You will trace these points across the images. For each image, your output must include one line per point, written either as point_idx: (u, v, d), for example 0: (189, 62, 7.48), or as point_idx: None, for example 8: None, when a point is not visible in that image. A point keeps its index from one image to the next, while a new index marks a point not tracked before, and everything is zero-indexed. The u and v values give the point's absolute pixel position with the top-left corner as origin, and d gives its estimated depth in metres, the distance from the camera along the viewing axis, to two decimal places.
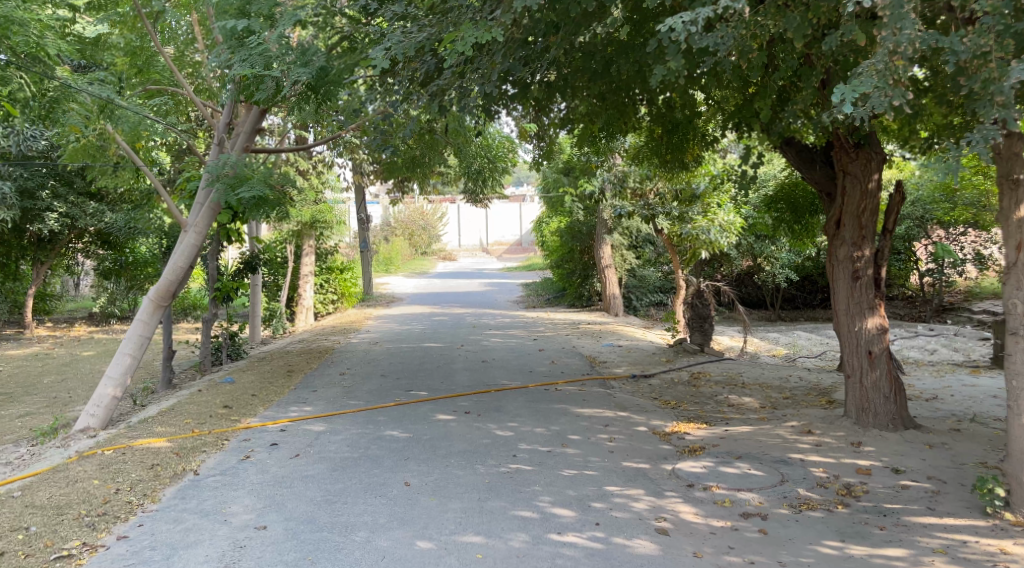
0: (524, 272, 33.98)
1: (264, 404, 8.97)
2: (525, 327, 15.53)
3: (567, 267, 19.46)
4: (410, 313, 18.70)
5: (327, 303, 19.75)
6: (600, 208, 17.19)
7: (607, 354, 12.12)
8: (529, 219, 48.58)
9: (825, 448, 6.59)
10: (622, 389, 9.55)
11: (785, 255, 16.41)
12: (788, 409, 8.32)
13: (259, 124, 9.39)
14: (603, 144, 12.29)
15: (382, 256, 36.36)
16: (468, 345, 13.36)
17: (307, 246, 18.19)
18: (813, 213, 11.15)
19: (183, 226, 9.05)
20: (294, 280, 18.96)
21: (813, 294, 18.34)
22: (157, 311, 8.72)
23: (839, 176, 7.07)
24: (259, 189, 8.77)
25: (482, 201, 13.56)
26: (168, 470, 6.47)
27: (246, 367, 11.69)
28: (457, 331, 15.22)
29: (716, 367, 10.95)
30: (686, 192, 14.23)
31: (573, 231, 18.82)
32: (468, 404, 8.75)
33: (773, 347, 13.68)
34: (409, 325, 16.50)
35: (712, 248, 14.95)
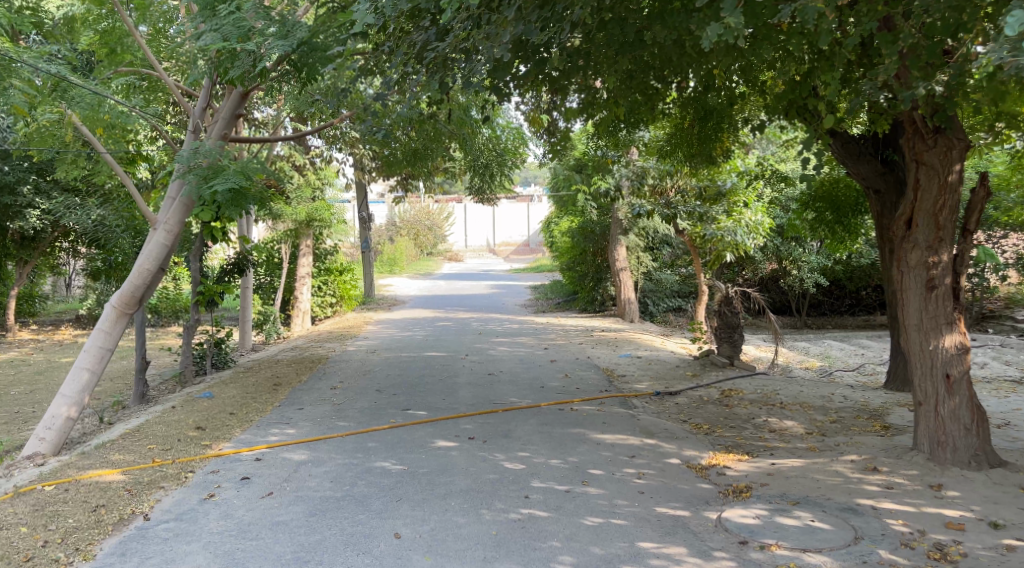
0: (533, 273, 32.97)
1: (241, 426, 7.94)
2: (535, 335, 14.46)
3: (579, 270, 18.36)
4: (413, 318, 17.64)
5: (325, 306, 18.71)
6: (614, 207, 16.14)
7: (625, 367, 11.04)
8: (537, 219, 47.58)
9: (899, 492, 5.51)
10: (646, 410, 8.49)
11: (814, 258, 15.34)
12: (840, 439, 7.24)
13: (240, 109, 8.37)
14: (624, 136, 11.23)
15: (386, 256, 35.38)
16: (473, 354, 12.31)
17: (304, 246, 17.17)
18: (858, 212, 10.09)
19: (152, 224, 8.01)
20: (290, 281, 17.92)
21: (841, 300, 17.29)
22: (120, 320, 7.71)
23: (911, 166, 5.97)
24: (236, 182, 7.66)
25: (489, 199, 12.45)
26: (113, 513, 5.43)
27: (230, 379, 10.64)
28: (462, 339, 14.16)
29: (748, 383, 9.87)
30: (711, 190, 13.16)
31: (585, 231, 17.74)
32: (473, 428, 7.70)
33: (805, 359, 12.61)
34: (412, 331, 15.44)
35: (738, 250, 13.91)
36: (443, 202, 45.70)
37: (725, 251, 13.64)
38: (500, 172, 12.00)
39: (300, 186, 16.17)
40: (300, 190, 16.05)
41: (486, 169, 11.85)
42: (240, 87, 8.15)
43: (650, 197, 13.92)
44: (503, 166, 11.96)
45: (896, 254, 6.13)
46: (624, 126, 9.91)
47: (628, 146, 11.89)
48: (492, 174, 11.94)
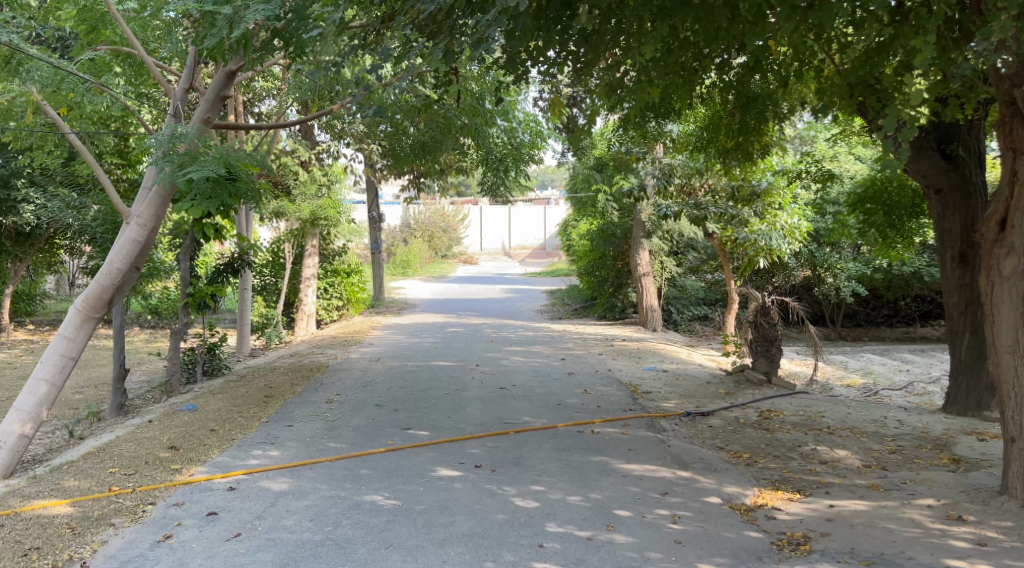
0: (549, 277, 32.09)
1: (220, 446, 7.04)
2: (551, 343, 13.50)
3: (598, 274, 17.39)
4: (423, 323, 16.74)
5: (332, 309, 17.79)
6: (637, 208, 15.24)
7: (650, 382, 10.08)
8: (553, 222, 46.68)
9: (996, 552, 4.53)
10: (676, 435, 7.54)
11: (852, 265, 14.34)
12: (905, 476, 6.26)
13: (227, 90, 7.49)
14: (653, 127, 10.28)
15: (400, 259, 34.59)
16: (484, 364, 11.38)
17: (310, 246, 16.37)
18: (914, 216, 9.11)
19: (124, 217, 7.15)
20: (295, 283, 17.07)
21: (877, 309, 16.33)
22: (85, 325, 6.86)
23: (1007, 155, 5.02)
24: (214, 169, 6.74)
25: (504, 198, 11.41)
26: (44, 560, 4.54)
27: (218, 389, 9.77)
28: (473, 347, 13.24)
29: (788, 403, 8.90)
30: (744, 190, 12.17)
31: (605, 233, 16.81)
32: (480, 453, 6.77)
33: (845, 375, 11.60)
34: (420, 338, 14.53)
35: (771, 255, 12.92)
36: (458, 204, 44.87)
37: (757, 256, 12.66)
38: (517, 166, 10.95)
39: (305, 183, 15.31)
40: (304, 187, 15.19)
41: (500, 163, 10.88)
42: (226, 65, 7.32)
43: (677, 197, 12.95)
44: (520, 160, 10.95)
45: (986, 260, 5.18)
46: (656, 114, 8.95)
47: (655, 141, 10.95)
48: (508, 168, 10.94)
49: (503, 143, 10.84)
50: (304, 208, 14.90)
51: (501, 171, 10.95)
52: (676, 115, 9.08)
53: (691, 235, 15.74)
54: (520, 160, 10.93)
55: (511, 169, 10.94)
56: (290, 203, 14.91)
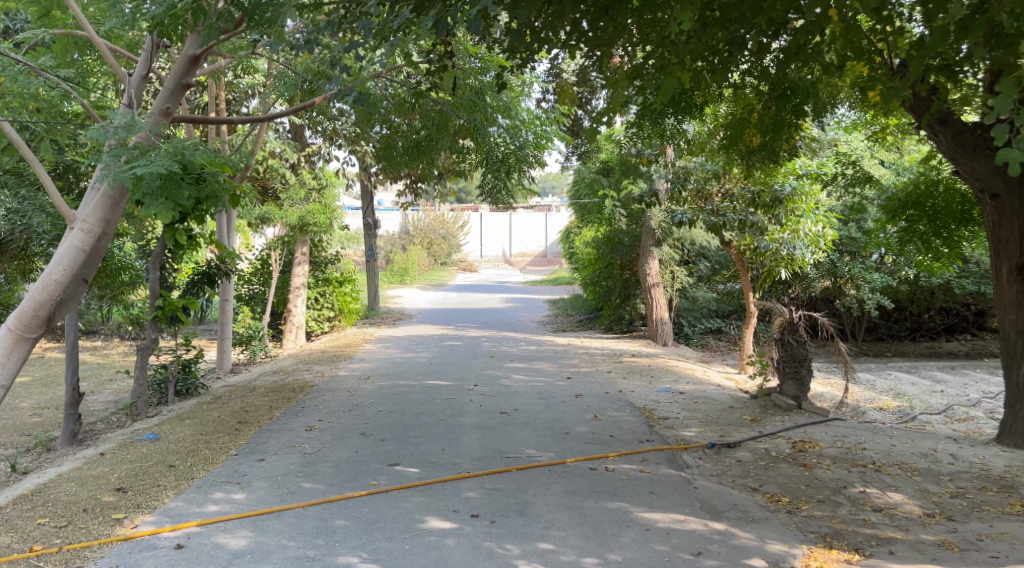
0: (551, 286, 31.16)
1: (177, 486, 6.10)
2: (555, 360, 12.53)
3: (605, 285, 16.44)
4: (419, 335, 15.77)
5: (323, 320, 16.80)
6: (648, 214, 14.48)
7: (666, 407, 9.12)
8: (555, 229, 45.81)
9: None
10: (702, 473, 6.58)
11: (876, 276, 13.44)
12: (980, 530, 5.30)
13: (190, 78, 6.60)
14: (670, 124, 9.37)
15: (397, 267, 33.54)
16: (483, 384, 10.42)
17: (300, 254, 15.50)
18: (966, 225, 8.17)
19: (67, 220, 6.24)
20: (283, 293, 16.11)
21: (900, 322, 15.40)
22: (18, 346, 6.01)
23: None
24: (167, 165, 5.83)
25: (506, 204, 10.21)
26: None
27: (187, 413, 8.79)
28: (471, 363, 12.29)
29: (824, 432, 7.94)
30: (766, 194, 11.17)
31: (611, 241, 15.88)
32: (477, 498, 5.83)
33: (877, 397, 10.65)
34: (414, 352, 13.57)
35: (793, 266, 11.98)
36: (458, 210, 43.91)
37: (779, 266, 11.73)
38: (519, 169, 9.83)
39: (293, 186, 14.36)
40: (292, 191, 14.30)
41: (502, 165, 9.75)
42: (187, 46, 6.44)
43: (692, 203, 12.00)
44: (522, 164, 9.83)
45: None
46: (677, 108, 8.04)
47: (670, 141, 10.02)
48: (510, 169, 9.82)
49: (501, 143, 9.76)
50: (291, 213, 13.95)
51: (502, 175, 9.82)
52: (696, 109, 8.18)
53: (705, 243, 14.86)
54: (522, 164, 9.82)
55: (514, 170, 9.82)
56: (277, 209, 13.98)
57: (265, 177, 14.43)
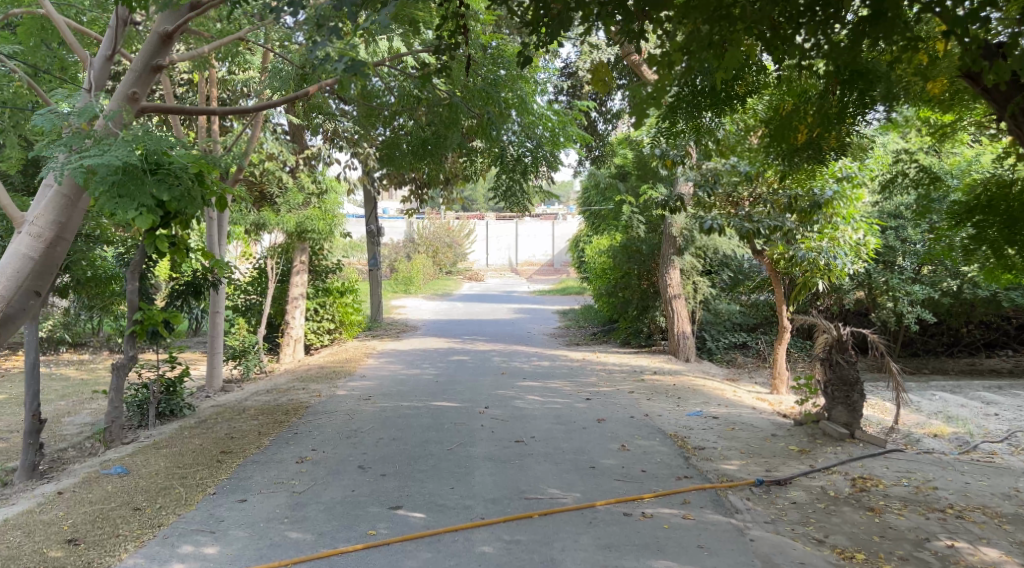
0: (560, 296, 30.28)
1: (141, 537, 5.18)
2: (572, 378, 11.57)
3: (621, 296, 15.46)
4: (424, 349, 14.80)
5: (322, 332, 15.83)
6: (668, 221, 13.68)
7: (700, 435, 8.17)
8: (562, 237, 44.99)
9: None
10: (756, 521, 5.66)
11: (917, 288, 12.63)
12: None
13: (163, 61, 5.80)
14: (706, 120, 8.44)
15: (401, 275, 32.49)
16: (494, 406, 9.47)
17: (298, 262, 14.62)
18: None
19: (16, 224, 5.36)
20: (280, 303, 15.16)
21: (937, 337, 14.51)
22: None
23: None
24: (124, 153, 5.11)
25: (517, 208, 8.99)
26: None
27: (167, 440, 7.87)
28: (481, 381, 11.36)
29: (885, 466, 7.00)
30: (804, 199, 10.20)
31: (629, 249, 14.97)
32: (495, 555, 4.92)
33: (926, 421, 9.71)
34: (420, 369, 12.62)
35: (831, 277, 11.04)
36: (463, 218, 42.94)
37: (815, 277, 10.80)
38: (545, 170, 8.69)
39: (291, 192, 13.34)
40: (290, 195, 13.31)
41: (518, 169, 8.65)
42: (161, 22, 5.75)
43: (720, 208, 11.01)
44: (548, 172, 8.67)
45: None
46: (720, 98, 7.22)
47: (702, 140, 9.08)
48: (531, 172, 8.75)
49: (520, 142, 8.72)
50: (288, 218, 12.99)
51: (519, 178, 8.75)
52: (736, 99, 7.28)
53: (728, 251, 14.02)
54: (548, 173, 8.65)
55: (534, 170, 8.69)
56: (274, 215, 13.03)
57: (261, 179, 13.45)
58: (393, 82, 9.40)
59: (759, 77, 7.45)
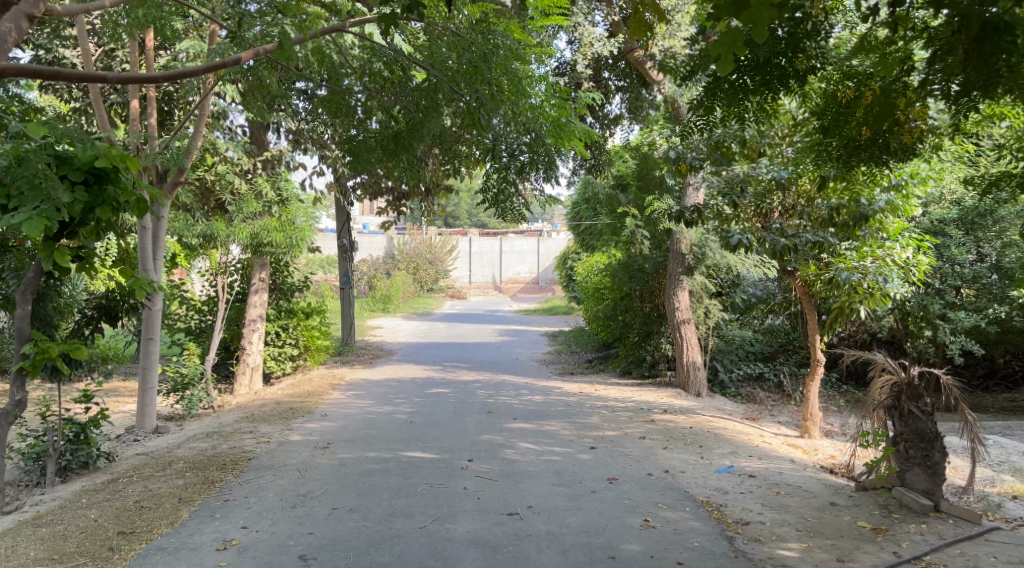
0: (548, 316, 28.66)
1: None
2: (570, 420, 9.86)
3: (621, 320, 13.82)
4: (398, 380, 13.05)
5: (284, 359, 13.97)
6: (675, 234, 12.36)
7: (738, 503, 6.50)
8: (549, 255, 43.48)
9: None
10: None
11: (962, 314, 11.19)
12: None
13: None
14: (746, 111, 6.90)
15: (379, 293, 30.64)
16: (480, 459, 7.76)
17: (257, 280, 12.94)
18: None
19: None
20: (236, 326, 13.34)
21: (973, 368, 12.95)
22: None
23: None
24: None
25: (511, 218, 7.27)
26: None
27: (57, 511, 6.09)
28: (464, 423, 9.62)
29: (991, 554, 5.37)
30: (848, 211, 8.65)
31: (630, 268, 13.37)
32: None
33: (999, 477, 8.09)
34: (393, 405, 10.86)
35: (876, 303, 9.43)
36: (445, 234, 41.22)
37: (858, 302, 9.21)
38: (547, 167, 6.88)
39: (246, 199, 11.43)
40: (244, 203, 11.43)
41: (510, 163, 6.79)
42: None
43: (747, 221, 9.33)
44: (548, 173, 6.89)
45: None
46: (776, 75, 5.75)
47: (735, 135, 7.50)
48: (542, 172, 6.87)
49: (519, 131, 6.94)
50: (241, 229, 11.22)
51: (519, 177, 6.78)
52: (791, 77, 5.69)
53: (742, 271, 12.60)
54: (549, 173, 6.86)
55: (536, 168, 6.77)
56: (224, 225, 11.28)
57: (210, 186, 11.59)
58: (362, 63, 7.78)
59: (824, 48, 5.96)
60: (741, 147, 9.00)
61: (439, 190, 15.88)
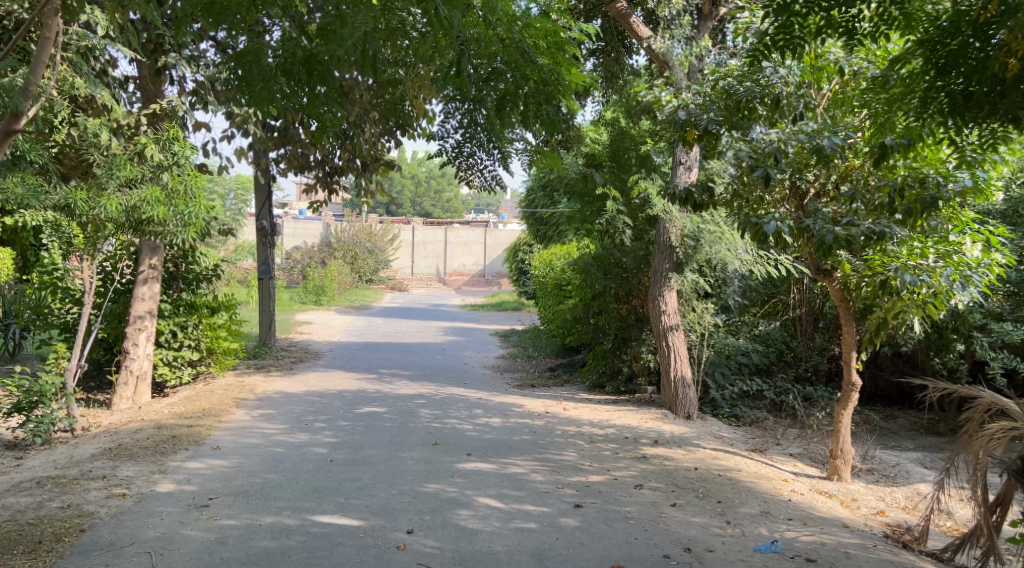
0: (497, 313, 26.39)
1: None
2: (541, 457, 7.60)
3: (593, 323, 11.64)
4: (322, 394, 10.62)
5: (180, 364, 11.35)
6: (662, 221, 10.21)
7: None
8: (496, 247, 41.20)
9: None
10: None
11: (1013, 326, 9.28)
12: None
13: None
14: (824, 35, 4.81)
15: (312, 284, 27.92)
16: (422, 530, 5.43)
17: (145, 267, 10.41)
18: None
19: None
20: (119, 324, 10.69)
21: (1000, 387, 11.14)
22: None
23: None
24: None
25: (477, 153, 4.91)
26: None
27: None
28: (402, 462, 7.27)
29: None
30: (914, 193, 6.44)
31: (605, 262, 11.21)
32: None
33: None
34: (311, 432, 8.44)
35: (931, 312, 7.46)
36: (386, 222, 38.52)
37: (912, 312, 7.16)
38: (541, 110, 4.57)
39: (116, 158, 8.71)
40: (116, 163, 8.70)
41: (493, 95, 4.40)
42: None
43: (777, 204, 7.24)
44: (549, 118, 4.62)
45: None
46: None
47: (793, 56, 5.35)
48: (535, 121, 4.58)
49: (490, 43, 4.49)
50: (114, 201, 8.60)
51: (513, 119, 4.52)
52: None
53: (740, 269, 10.57)
54: (550, 118, 4.61)
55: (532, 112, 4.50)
56: (88, 194, 8.60)
57: (76, 144, 8.92)
58: None
59: None
60: (775, 108, 6.88)
61: (378, 166, 13.44)
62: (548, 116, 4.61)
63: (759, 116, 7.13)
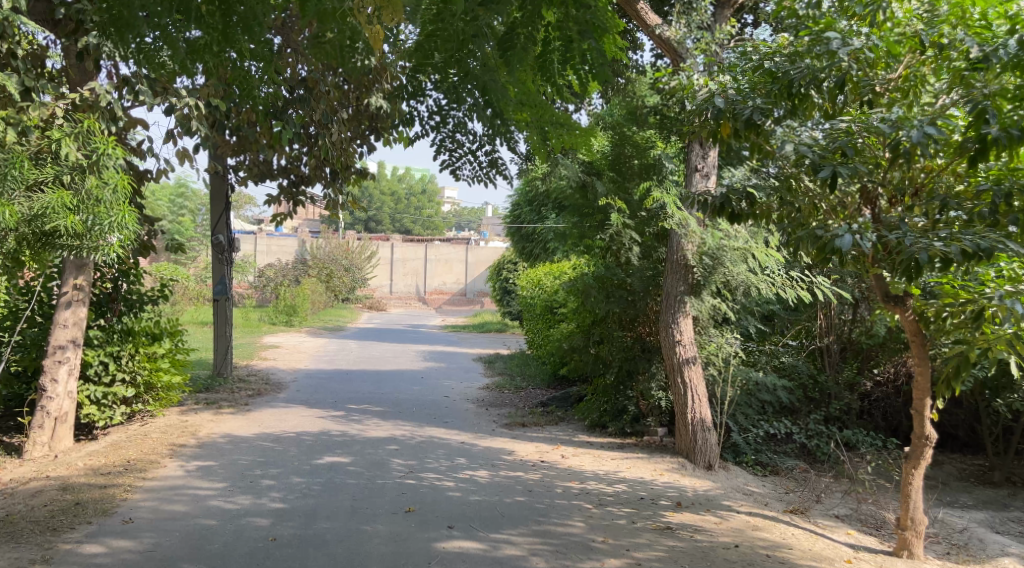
0: (481, 335, 24.78)
1: None
2: (541, 532, 6.04)
3: (594, 354, 10.16)
4: (277, 439, 9.00)
5: (112, 403, 9.69)
6: (677, 236, 8.74)
7: None
8: (478, 265, 39.65)
9: None
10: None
11: None
12: None
13: None
14: None
15: (283, 304, 26.15)
16: None
17: (67, 286, 8.77)
18: None
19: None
20: (37, 356, 9.03)
21: None
22: None
23: None
24: None
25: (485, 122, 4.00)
26: None
27: None
28: (366, 541, 5.68)
29: None
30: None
31: (607, 283, 9.76)
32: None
33: None
34: (255, 494, 6.83)
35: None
36: (364, 239, 36.88)
37: (1012, 351, 5.62)
38: (572, 68, 3.53)
39: (12, 154, 7.09)
40: (13, 161, 7.05)
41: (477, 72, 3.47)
42: None
43: (841, 216, 5.72)
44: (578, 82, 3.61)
45: None
46: None
47: None
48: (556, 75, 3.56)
49: None
50: (12, 209, 6.98)
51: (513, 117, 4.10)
52: None
53: (766, 292, 9.11)
54: (584, 70, 3.57)
55: (565, 71, 3.54)
56: None
57: None
58: None
59: None
60: (840, 92, 5.42)
61: (349, 175, 11.89)
62: (580, 74, 3.60)
63: (811, 104, 5.80)
